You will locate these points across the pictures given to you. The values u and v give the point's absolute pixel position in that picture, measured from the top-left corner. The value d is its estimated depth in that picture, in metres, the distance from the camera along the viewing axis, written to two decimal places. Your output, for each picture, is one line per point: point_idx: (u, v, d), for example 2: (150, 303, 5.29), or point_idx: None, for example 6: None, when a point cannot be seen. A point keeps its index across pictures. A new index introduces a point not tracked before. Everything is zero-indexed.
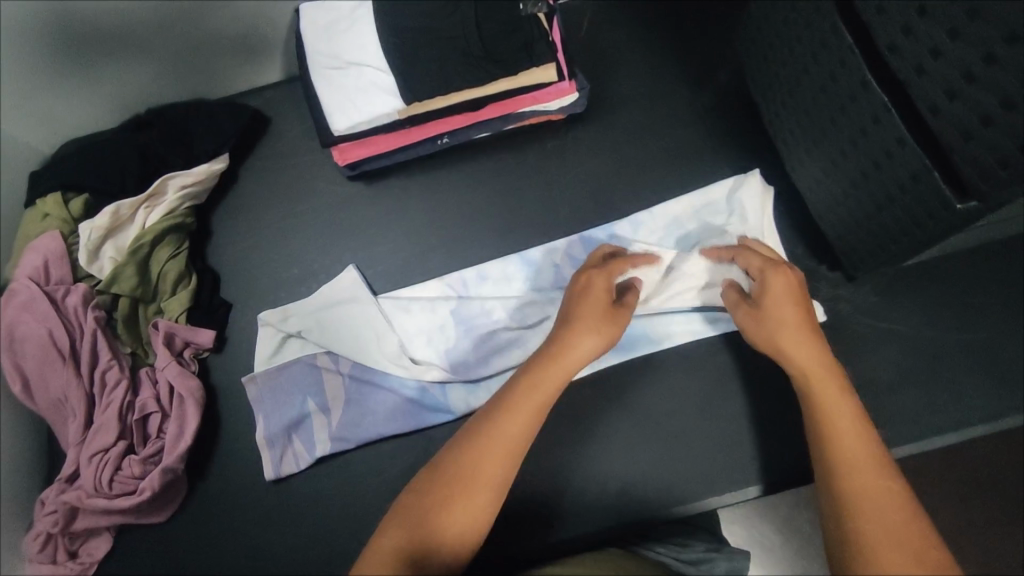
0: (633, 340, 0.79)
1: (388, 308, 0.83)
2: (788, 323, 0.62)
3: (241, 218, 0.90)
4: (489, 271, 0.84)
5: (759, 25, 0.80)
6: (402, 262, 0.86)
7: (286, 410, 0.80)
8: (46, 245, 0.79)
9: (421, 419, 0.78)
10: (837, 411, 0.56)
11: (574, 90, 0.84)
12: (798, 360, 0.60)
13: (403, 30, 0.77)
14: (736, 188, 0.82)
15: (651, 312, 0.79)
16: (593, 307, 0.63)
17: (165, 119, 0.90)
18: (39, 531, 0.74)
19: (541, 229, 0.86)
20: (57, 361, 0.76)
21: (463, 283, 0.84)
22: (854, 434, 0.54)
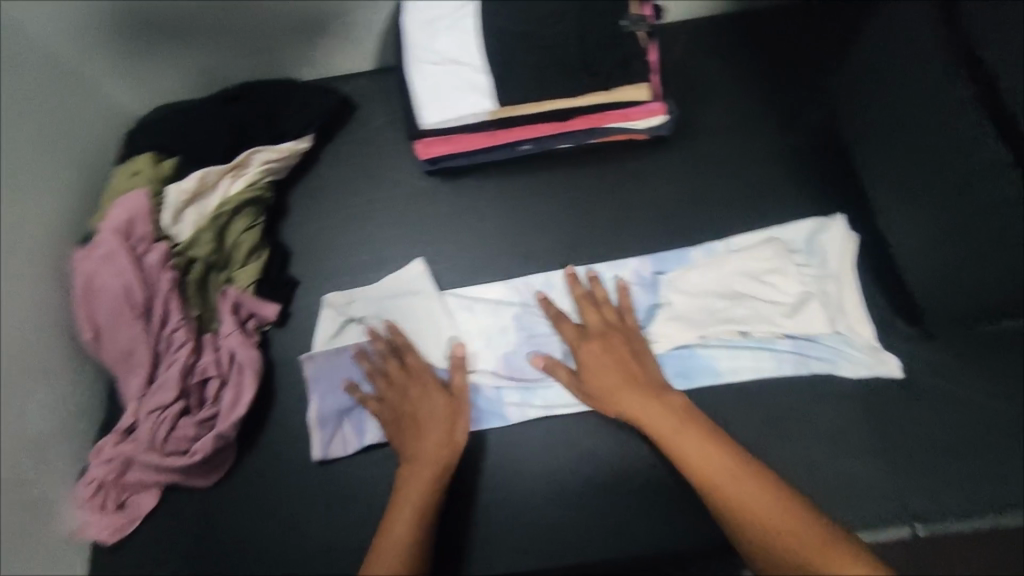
0: (695, 367, 0.78)
1: (452, 304, 0.83)
2: (615, 385, 0.72)
3: (317, 200, 0.92)
4: (556, 281, 0.84)
5: (865, 75, 0.85)
6: (471, 261, 0.87)
7: (341, 394, 0.80)
8: (133, 203, 0.80)
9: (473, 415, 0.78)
10: (691, 446, 0.64)
11: (664, 111, 0.84)
12: (630, 412, 0.70)
13: (505, 34, 0.78)
14: (816, 231, 0.82)
15: (715, 344, 0.78)
16: (431, 404, 0.75)
17: (257, 94, 0.92)
18: (93, 477, 0.77)
19: (612, 245, 0.85)
20: (129, 316, 0.77)
21: (528, 289, 0.84)
22: (713, 458, 0.63)
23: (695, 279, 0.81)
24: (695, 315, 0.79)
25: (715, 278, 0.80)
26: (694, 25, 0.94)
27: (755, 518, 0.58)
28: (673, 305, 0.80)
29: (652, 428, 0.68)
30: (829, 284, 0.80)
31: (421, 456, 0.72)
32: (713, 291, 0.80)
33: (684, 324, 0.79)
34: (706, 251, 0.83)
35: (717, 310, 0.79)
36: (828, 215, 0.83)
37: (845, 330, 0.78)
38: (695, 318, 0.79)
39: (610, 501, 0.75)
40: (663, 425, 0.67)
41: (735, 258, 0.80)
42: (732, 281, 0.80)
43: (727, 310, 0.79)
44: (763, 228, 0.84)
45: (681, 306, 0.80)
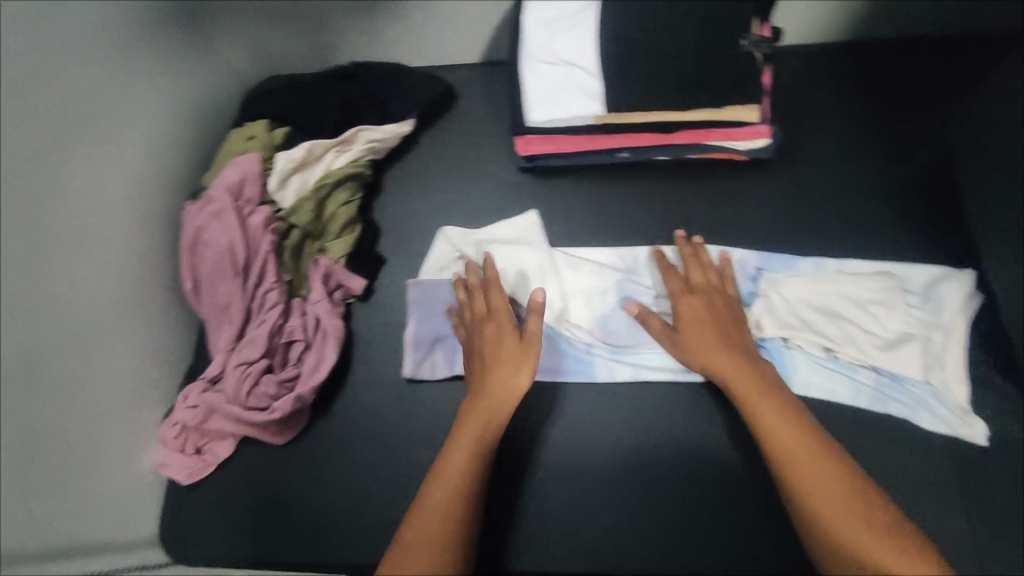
0: (788, 358, 0.79)
1: (559, 260, 0.86)
2: (707, 343, 0.74)
3: (409, 183, 0.94)
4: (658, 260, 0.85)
5: (985, 129, 0.87)
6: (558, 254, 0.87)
7: (441, 324, 0.85)
8: (246, 165, 0.84)
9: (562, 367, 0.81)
10: (775, 417, 0.68)
11: (768, 135, 0.83)
12: (718, 369, 0.73)
13: (624, 43, 0.78)
14: (919, 277, 0.80)
15: (808, 349, 0.78)
16: (502, 346, 0.75)
17: (367, 73, 0.95)
18: (177, 420, 0.80)
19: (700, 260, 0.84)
20: (229, 271, 0.81)
21: (634, 259, 0.86)
22: (791, 433, 0.66)
23: (800, 286, 0.80)
24: (797, 327, 0.79)
25: (822, 287, 0.80)
26: (806, 49, 0.93)
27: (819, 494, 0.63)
28: (771, 303, 0.80)
29: (737, 389, 0.71)
30: (936, 335, 0.78)
31: (490, 394, 0.73)
32: (812, 303, 0.79)
33: (784, 324, 0.79)
34: (813, 263, 0.82)
35: (815, 316, 0.79)
36: (960, 267, 0.81)
37: (938, 382, 0.76)
38: (790, 323, 0.79)
39: (666, 514, 0.75)
40: (749, 390, 0.70)
41: (840, 281, 0.80)
42: (833, 299, 0.79)
43: (821, 326, 0.78)
44: (881, 262, 0.82)
45: (779, 307, 0.80)
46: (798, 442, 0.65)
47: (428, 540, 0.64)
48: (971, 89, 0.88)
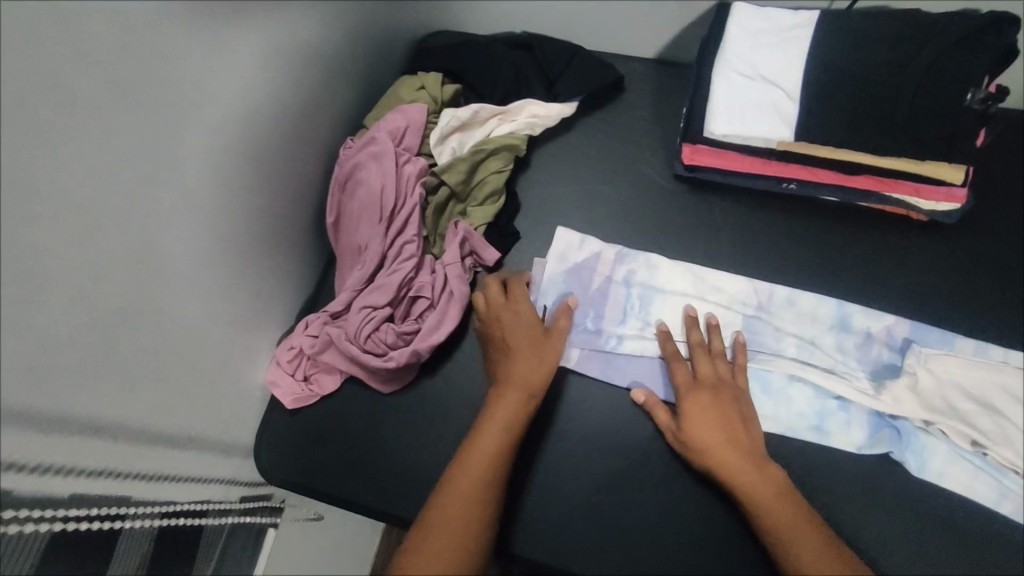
0: (911, 444, 0.74)
1: (687, 283, 0.83)
2: (700, 420, 0.71)
3: (559, 165, 0.92)
4: (799, 301, 0.80)
5: None
6: (691, 273, 0.83)
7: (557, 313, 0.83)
8: (412, 113, 0.85)
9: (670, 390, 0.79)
10: (738, 470, 0.68)
11: (962, 201, 0.76)
12: (712, 454, 0.69)
13: (832, 71, 0.73)
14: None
15: (942, 435, 0.74)
16: (524, 333, 0.76)
17: (544, 47, 0.93)
18: (294, 344, 0.83)
19: (851, 314, 0.79)
20: (374, 214, 0.82)
21: (769, 299, 0.81)
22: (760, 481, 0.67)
23: (953, 369, 0.74)
24: (940, 407, 0.74)
25: (981, 376, 0.74)
26: (1015, 118, 0.85)
27: (790, 536, 0.64)
28: (917, 381, 0.75)
29: (727, 470, 0.68)
30: None
31: (526, 373, 0.73)
32: (965, 389, 0.74)
33: (925, 404, 0.74)
34: (971, 347, 0.77)
35: (965, 401, 0.74)
36: None
37: None
38: (936, 405, 0.74)
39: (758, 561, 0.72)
40: (738, 471, 0.68)
41: (999, 375, 0.74)
42: (988, 387, 0.73)
43: (969, 416, 0.73)
44: None
45: (925, 386, 0.75)
46: (770, 489, 0.66)
47: (458, 520, 0.62)
48: None
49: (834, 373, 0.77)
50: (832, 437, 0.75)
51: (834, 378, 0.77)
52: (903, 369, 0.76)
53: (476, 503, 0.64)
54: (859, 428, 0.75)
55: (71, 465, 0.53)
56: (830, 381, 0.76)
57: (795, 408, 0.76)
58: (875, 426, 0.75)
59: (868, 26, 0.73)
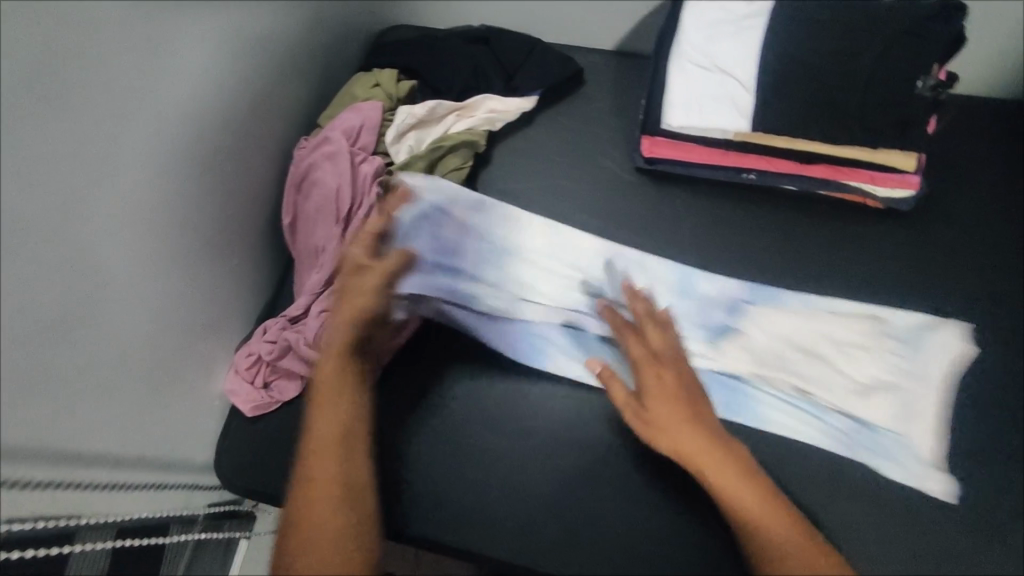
0: (743, 405, 0.74)
1: (540, 249, 0.84)
2: (671, 410, 0.65)
3: (520, 160, 0.91)
4: (648, 264, 0.83)
5: None
6: (564, 247, 0.84)
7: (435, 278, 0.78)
8: (368, 111, 0.83)
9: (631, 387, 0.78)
10: (711, 462, 0.62)
11: (916, 187, 0.77)
12: (691, 451, 0.63)
13: (786, 59, 0.73)
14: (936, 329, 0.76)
15: (760, 385, 0.75)
16: (363, 282, 0.68)
17: (501, 40, 0.92)
18: (253, 351, 0.81)
19: (801, 303, 0.79)
20: (331, 215, 0.81)
21: (610, 265, 0.83)
22: (737, 475, 0.62)
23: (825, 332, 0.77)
24: (769, 359, 0.76)
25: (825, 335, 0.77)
26: (963, 105, 0.87)
27: (771, 534, 0.59)
28: (750, 339, 0.78)
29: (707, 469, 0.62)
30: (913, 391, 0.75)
31: (341, 321, 0.65)
32: (786, 338, 0.77)
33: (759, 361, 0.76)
34: (836, 304, 0.78)
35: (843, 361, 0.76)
36: None
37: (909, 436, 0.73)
38: (765, 360, 0.76)
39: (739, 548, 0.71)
40: (717, 470, 0.62)
41: (865, 334, 0.77)
42: (858, 346, 0.76)
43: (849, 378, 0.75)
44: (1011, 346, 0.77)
45: (757, 344, 0.77)
46: (748, 483, 0.62)
47: (322, 507, 0.56)
48: None
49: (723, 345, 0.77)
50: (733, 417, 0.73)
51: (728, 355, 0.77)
52: (789, 339, 0.77)
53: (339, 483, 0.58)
54: (719, 393, 0.75)
55: (23, 475, 0.50)
56: (728, 359, 0.76)
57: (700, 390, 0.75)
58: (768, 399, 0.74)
59: (820, 14, 0.73)
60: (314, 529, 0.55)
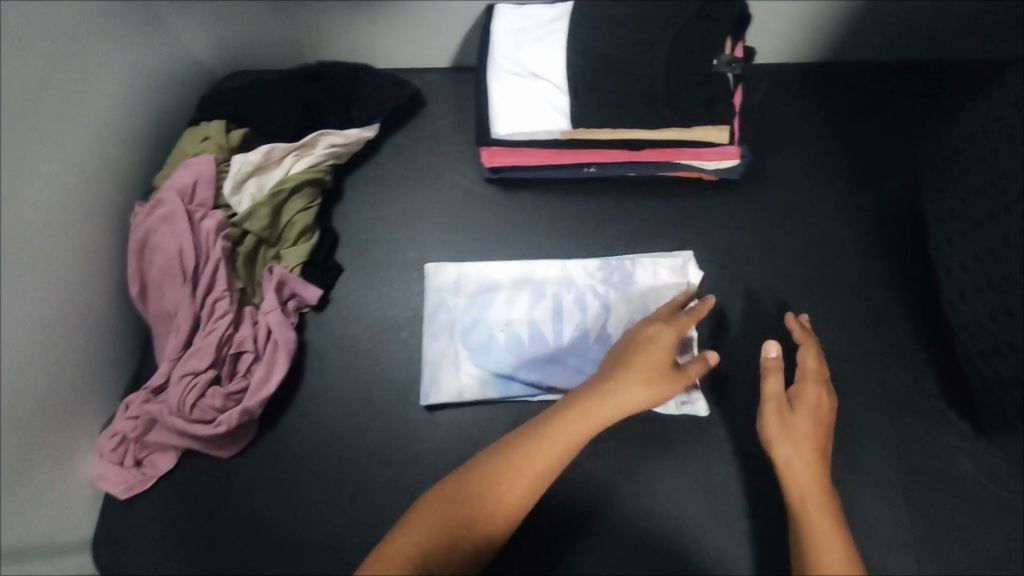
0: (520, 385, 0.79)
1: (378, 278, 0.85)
2: (801, 432, 0.65)
3: (372, 189, 0.91)
4: (427, 273, 0.86)
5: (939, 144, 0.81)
6: (382, 276, 0.87)
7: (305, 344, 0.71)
8: (199, 167, 0.82)
9: (504, 391, 0.80)
10: (806, 487, 0.62)
11: (738, 156, 0.81)
12: (797, 470, 0.63)
13: (592, 57, 0.76)
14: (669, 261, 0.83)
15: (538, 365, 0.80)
16: (654, 366, 0.65)
17: (333, 74, 0.92)
18: (117, 431, 0.77)
19: (640, 281, 0.82)
20: (178, 278, 0.78)
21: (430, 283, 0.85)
22: (816, 491, 0.61)
23: (570, 294, 0.83)
24: (521, 334, 0.82)
25: (539, 298, 0.83)
26: (780, 69, 0.91)
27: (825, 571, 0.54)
28: (517, 322, 0.83)
29: (793, 482, 0.62)
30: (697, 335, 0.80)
31: (583, 416, 0.64)
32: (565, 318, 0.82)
33: (508, 344, 0.82)
34: (587, 265, 0.84)
35: (591, 317, 0.82)
36: (926, 294, 0.82)
37: None
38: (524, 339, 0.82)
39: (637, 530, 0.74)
40: (813, 497, 0.61)
41: (614, 290, 0.83)
42: (617, 301, 0.82)
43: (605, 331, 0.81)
44: (848, 288, 0.82)
45: (517, 324, 0.83)
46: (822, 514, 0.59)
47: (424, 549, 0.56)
48: (936, 118, 0.88)
49: (504, 331, 0.82)
50: (515, 400, 0.79)
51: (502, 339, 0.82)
52: (543, 310, 0.83)
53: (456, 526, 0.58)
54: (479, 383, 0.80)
55: None
56: (505, 345, 0.82)
57: (490, 385, 0.80)
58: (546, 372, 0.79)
59: (615, 11, 0.77)
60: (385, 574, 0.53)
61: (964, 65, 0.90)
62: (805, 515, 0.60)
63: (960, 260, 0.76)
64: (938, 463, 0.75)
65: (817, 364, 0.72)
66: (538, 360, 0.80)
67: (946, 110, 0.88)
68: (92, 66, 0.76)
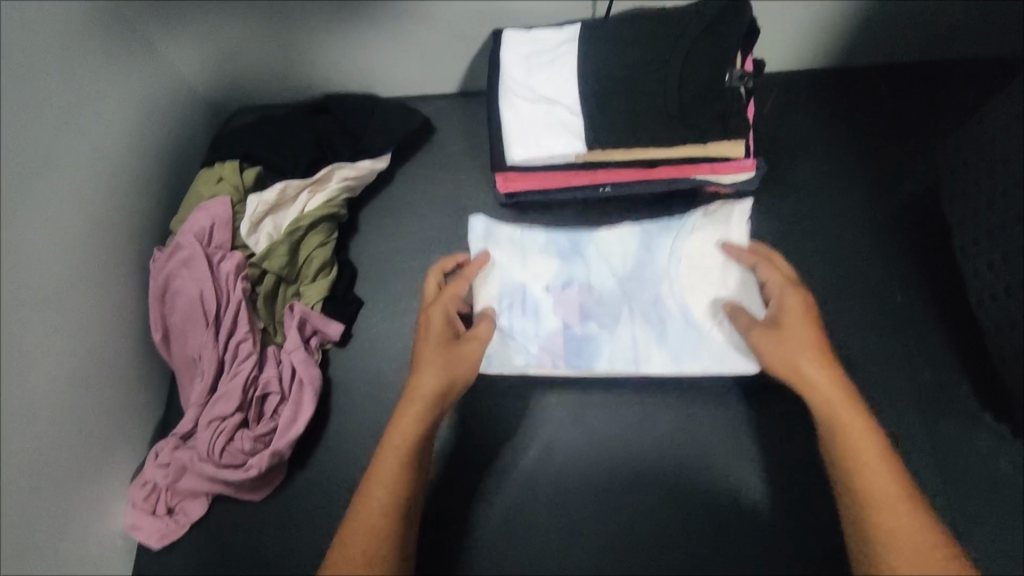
0: (524, 322, 0.81)
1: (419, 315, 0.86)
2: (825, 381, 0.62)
3: (388, 220, 0.91)
4: (526, 237, 0.85)
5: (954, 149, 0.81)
6: (404, 306, 0.87)
7: (546, 300, 0.83)
8: (216, 209, 0.82)
9: (512, 326, 0.81)
10: (859, 436, 0.58)
11: (753, 168, 0.81)
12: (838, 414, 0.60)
13: (604, 78, 0.76)
14: (724, 214, 0.81)
15: (551, 318, 0.82)
16: (436, 330, 0.67)
17: (342, 107, 0.91)
18: (148, 479, 0.77)
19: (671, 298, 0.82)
20: (200, 322, 0.78)
21: (514, 238, 0.85)
22: (860, 432, 0.58)
23: (646, 290, 0.82)
24: (560, 289, 0.83)
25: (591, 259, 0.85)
26: (788, 77, 0.91)
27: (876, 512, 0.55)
28: (555, 271, 0.84)
29: (846, 436, 0.59)
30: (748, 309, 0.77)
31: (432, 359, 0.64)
32: (616, 273, 0.84)
33: (545, 287, 0.83)
34: (704, 275, 0.80)
35: (641, 289, 0.82)
36: (952, 298, 0.81)
37: (693, 358, 0.77)
38: (559, 294, 0.83)
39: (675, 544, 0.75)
40: (859, 440, 0.58)
41: (667, 250, 0.83)
42: (667, 326, 0.80)
43: (625, 323, 0.81)
44: (872, 295, 0.82)
45: (555, 274, 0.84)
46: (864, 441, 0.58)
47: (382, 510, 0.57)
48: (948, 118, 0.88)
49: (546, 263, 0.84)
50: (522, 341, 0.80)
51: (554, 246, 0.85)
52: (618, 272, 0.84)
53: (405, 471, 0.59)
54: (506, 313, 0.81)
55: None
56: (546, 251, 0.85)
57: (499, 279, 0.82)
58: (565, 314, 0.82)
59: (624, 29, 0.76)
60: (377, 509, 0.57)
61: (977, 66, 0.90)
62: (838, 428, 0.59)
63: (989, 260, 0.75)
64: (974, 464, 0.75)
65: (801, 299, 0.68)
66: (570, 304, 0.82)
67: (962, 113, 0.88)
68: (101, 110, 0.75)
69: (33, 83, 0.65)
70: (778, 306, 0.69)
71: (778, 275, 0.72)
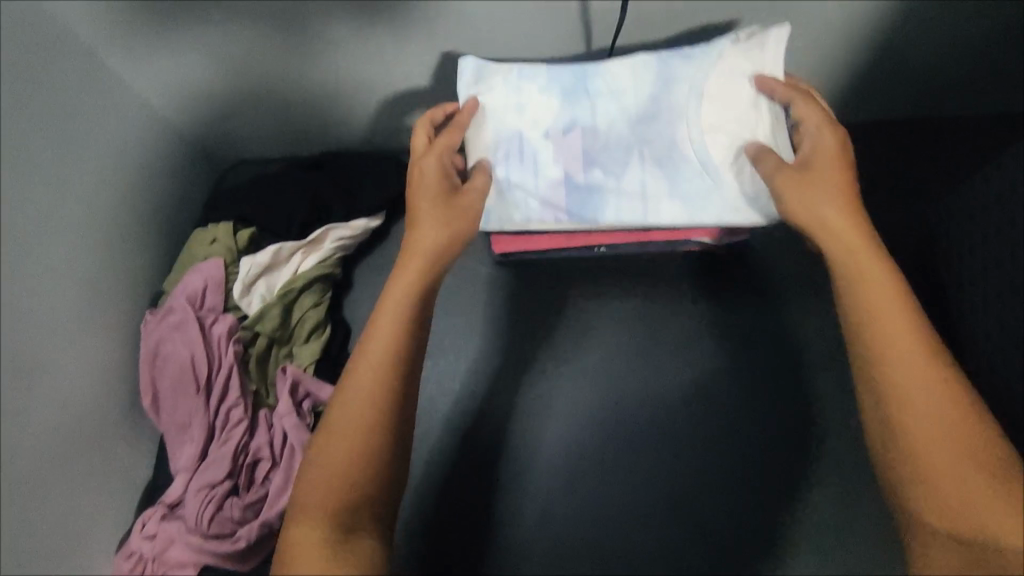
0: (525, 149, 0.69)
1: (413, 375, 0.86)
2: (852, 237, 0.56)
3: (383, 277, 0.91)
4: (523, 83, 0.70)
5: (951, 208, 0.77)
6: None
7: (554, 102, 0.70)
8: (209, 271, 0.82)
9: (507, 165, 0.69)
10: (890, 309, 0.52)
11: None
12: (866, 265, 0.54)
13: None
14: (755, 39, 0.65)
15: (559, 122, 0.70)
16: (428, 189, 0.64)
17: (338, 164, 0.92)
18: (133, 551, 0.74)
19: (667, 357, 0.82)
20: (191, 388, 0.77)
21: (505, 78, 0.70)
22: (884, 290, 0.53)
23: (661, 130, 0.68)
24: (568, 92, 0.70)
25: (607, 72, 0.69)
26: None
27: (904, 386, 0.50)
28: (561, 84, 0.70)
29: (872, 286, 0.53)
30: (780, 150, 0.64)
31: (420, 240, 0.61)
32: (629, 111, 0.69)
33: (550, 91, 0.70)
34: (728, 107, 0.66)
35: (661, 98, 0.68)
36: None
37: (715, 171, 0.66)
38: (568, 95, 0.70)
39: None
40: (888, 303, 0.53)
41: (693, 71, 0.67)
42: (679, 168, 0.68)
43: (633, 168, 0.69)
44: None
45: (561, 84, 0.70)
46: (892, 302, 0.52)
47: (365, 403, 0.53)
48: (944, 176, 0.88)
49: (547, 88, 0.70)
50: (523, 162, 0.69)
51: (555, 81, 0.70)
52: (630, 110, 0.69)
53: (389, 371, 0.54)
54: (508, 107, 0.70)
55: None
56: (544, 89, 0.70)
57: (488, 127, 0.69)
58: (567, 153, 0.69)
59: None
60: (356, 409, 0.52)
61: (972, 124, 0.90)
62: (852, 274, 0.54)
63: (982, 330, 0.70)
64: None
65: (838, 141, 0.60)
66: (572, 149, 0.70)
67: (958, 171, 0.88)
68: (99, 177, 0.76)
69: (29, 151, 0.65)
70: (812, 148, 0.61)
71: (817, 117, 0.61)
